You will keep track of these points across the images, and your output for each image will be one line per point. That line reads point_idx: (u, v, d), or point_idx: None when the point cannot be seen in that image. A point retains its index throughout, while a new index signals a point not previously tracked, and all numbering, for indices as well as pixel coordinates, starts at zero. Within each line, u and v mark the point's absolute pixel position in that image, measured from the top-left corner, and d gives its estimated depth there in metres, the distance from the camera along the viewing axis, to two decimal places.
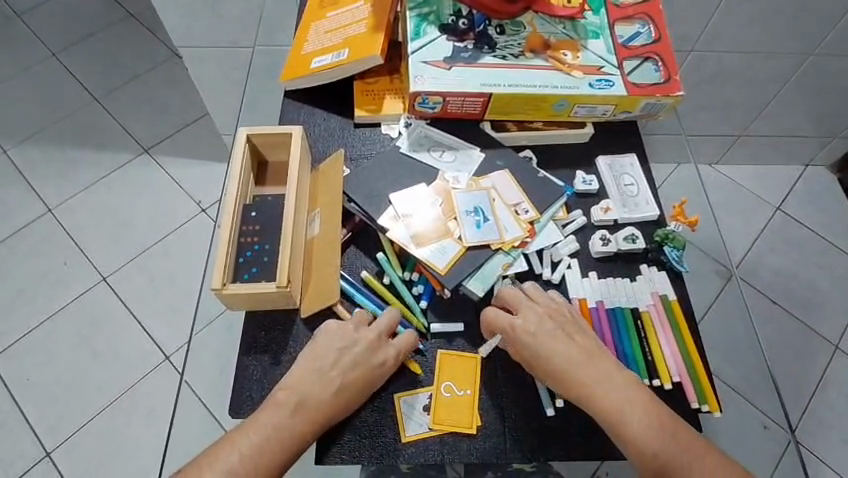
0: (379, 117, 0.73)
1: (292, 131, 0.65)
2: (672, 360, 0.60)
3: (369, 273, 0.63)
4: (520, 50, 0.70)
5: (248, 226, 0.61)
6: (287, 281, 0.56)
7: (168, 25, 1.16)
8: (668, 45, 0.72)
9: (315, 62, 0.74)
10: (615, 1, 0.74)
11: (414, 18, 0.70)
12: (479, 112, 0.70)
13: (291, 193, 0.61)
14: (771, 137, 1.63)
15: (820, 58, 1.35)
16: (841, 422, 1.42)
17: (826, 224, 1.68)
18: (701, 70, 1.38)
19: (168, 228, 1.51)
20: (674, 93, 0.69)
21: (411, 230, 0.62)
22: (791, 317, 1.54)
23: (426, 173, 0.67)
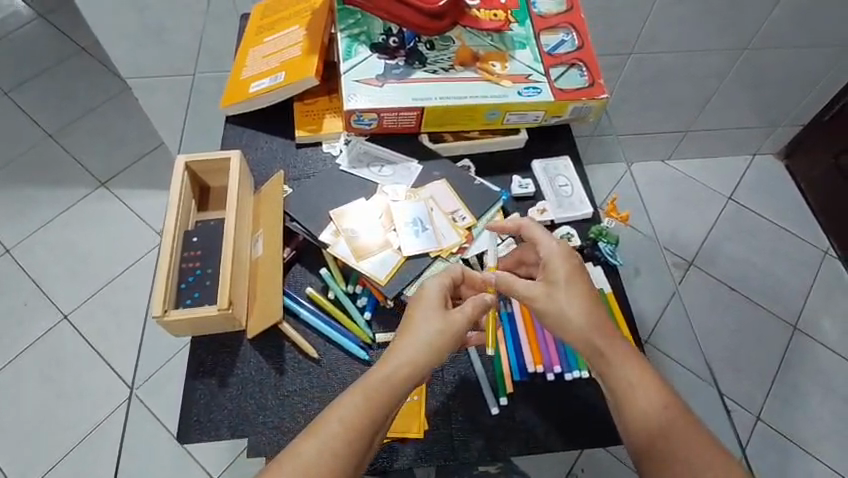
0: (319, 136, 0.74)
1: (230, 155, 0.66)
2: None
3: (314, 289, 0.64)
4: (450, 64, 0.72)
5: (190, 252, 0.62)
6: (229, 303, 0.57)
7: (116, 57, 1.16)
8: (591, 51, 0.75)
9: (253, 87, 0.76)
10: (539, 12, 0.77)
11: (345, 39, 0.72)
12: (414, 126, 0.72)
13: (231, 216, 0.62)
14: (717, 129, 1.70)
15: (753, 52, 1.42)
16: (804, 400, 1.47)
17: (777, 209, 1.74)
18: (643, 71, 1.44)
19: (131, 260, 1.49)
20: (598, 96, 0.72)
21: (352, 244, 0.63)
22: (750, 302, 1.59)
23: (366, 188, 0.69)
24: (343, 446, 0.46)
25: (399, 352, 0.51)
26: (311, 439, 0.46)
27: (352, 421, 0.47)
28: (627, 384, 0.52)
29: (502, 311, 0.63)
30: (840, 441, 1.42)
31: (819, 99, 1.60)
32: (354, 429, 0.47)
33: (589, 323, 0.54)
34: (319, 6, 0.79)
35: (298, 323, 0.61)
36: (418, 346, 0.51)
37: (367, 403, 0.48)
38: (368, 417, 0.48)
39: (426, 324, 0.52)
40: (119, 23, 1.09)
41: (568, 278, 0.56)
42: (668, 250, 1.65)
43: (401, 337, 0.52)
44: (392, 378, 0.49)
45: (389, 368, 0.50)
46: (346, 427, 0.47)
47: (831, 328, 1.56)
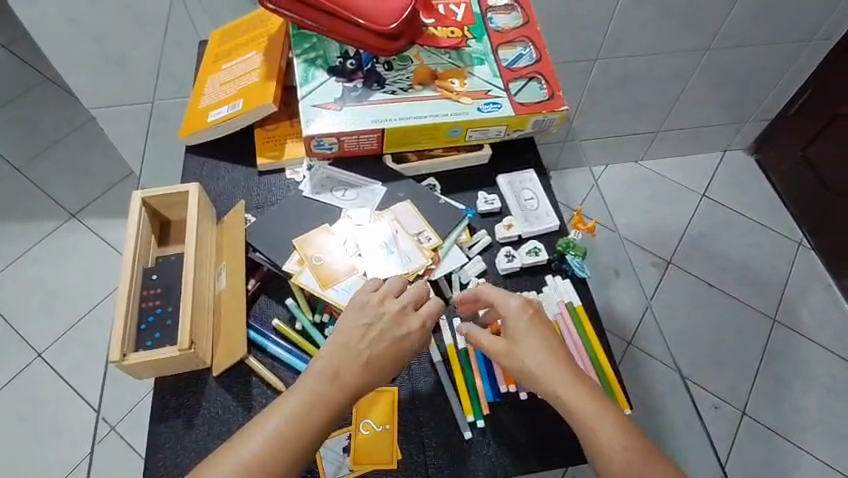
0: (282, 162, 0.73)
1: (189, 189, 0.65)
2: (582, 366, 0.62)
3: (280, 320, 0.62)
4: (409, 83, 0.72)
5: (150, 290, 0.60)
6: (190, 343, 0.55)
7: (78, 88, 1.14)
8: (549, 63, 0.75)
9: (211, 116, 0.75)
10: (495, 27, 0.78)
11: (302, 64, 0.72)
12: (376, 148, 0.71)
13: (191, 251, 0.61)
14: (687, 128, 1.72)
15: (715, 52, 1.44)
16: (788, 391, 1.48)
17: (749, 203, 1.77)
18: (609, 75, 1.45)
19: (106, 291, 1.46)
20: (558, 108, 0.72)
21: (317, 272, 0.62)
22: (729, 297, 1.61)
23: (329, 214, 0.68)
24: (289, 436, 0.48)
25: (346, 354, 0.52)
26: (256, 430, 0.49)
27: (299, 412, 0.49)
28: (594, 420, 0.51)
29: None
30: (826, 430, 1.44)
31: (783, 93, 1.64)
32: (300, 420, 0.49)
33: (556, 373, 0.53)
34: (275, 32, 0.79)
35: (265, 357, 0.60)
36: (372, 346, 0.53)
37: (315, 397, 0.50)
38: (316, 411, 0.50)
39: (384, 334, 0.54)
40: (78, 54, 1.07)
41: (531, 333, 0.55)
42: (646, 250, 1.66)
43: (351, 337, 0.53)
44: (341, 380, 0.51)
45: (340, 370, 0.51)
46: (290, 419, 0.49)
47: (808, 318, 1.59)
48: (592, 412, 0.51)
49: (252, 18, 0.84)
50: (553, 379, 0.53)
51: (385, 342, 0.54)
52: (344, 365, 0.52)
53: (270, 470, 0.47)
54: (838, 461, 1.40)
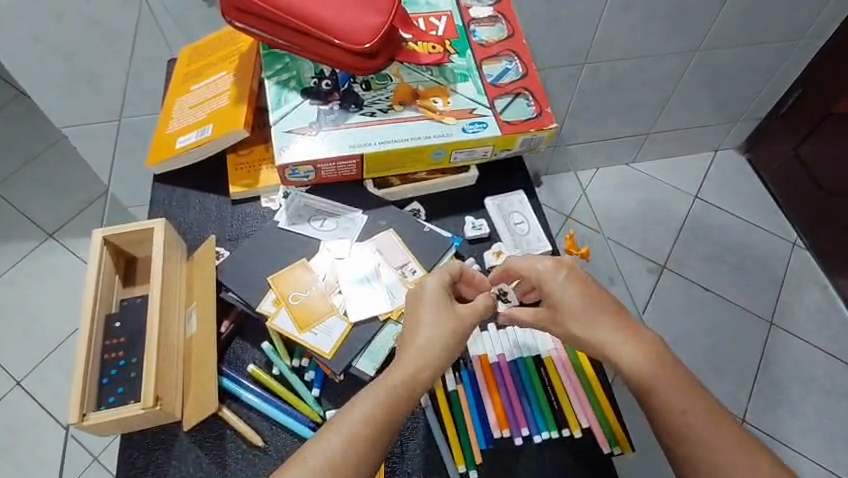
0: (256, 190, 0.69)
1: (154, 225, 0.60)
2: (579, 405, 0.57)
3: (256, 365, 0.58)
4: (389, 104, 0.68)
5: (113, 339, 0.56)
6: (155, 400, 0.51)
7: (46, 107, 1.09)
8: (536, 78, 0.72)
9: (179, 142, 0.70)
10: (479, 40, 0.74)
11: (274, 86, 0.68)
12: (355, 174, 0.67)
13: (157, 294, 0.57)
14: (678, 129, 1.68)
15: (705, 53, 1.41)
16: (787, 396, 1.46)
17: (743, 204, 1.73)
18: (599, 78, 1.41)
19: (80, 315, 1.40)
20: (547, 126, 0.69)
21: (295, 313, 0.58)
22: (724, 300, 1.58)
23: (307, 247, 0.64)
24: (353, 449, 0.45)
25: (415, 356, 0.50)
26: (329, 435, 0.45)
27: (373, 421, 0.46)
28: (644, 371, 0.50)
29: (462, 371, 0.58)
30: (825, 435, 1.42)
31: (773, 92, 1.61)
32: (373, 425, 0.46)
33: (598, 327, 0.53)
34: (246, 50, 0.74)
35: (241, 407, 0.56)
36: (434, 344, 0.51)
37: (387, 399, 0.47)
38: (389, 414, 0.47)
39: (433, 325, 0.52)
40: (44, 72, 1.02)
41: (569, 293, 0.54)
42: (641, 256, 1.63)
43: (416, 340, 0.51)
44: (407, 379, 0.49)
45: (404, 367, 0.49)
46: (364, 424, 0.46)
47: (804, 320, 1.56)
48: (620, 351, 0.51)
49: (223, 36, 0.79)
50: (595, 338, 0.52)
51: (439, 334, 0.51)
52: (406, 364, 0.50)
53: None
54: (839, 466, 1.38)
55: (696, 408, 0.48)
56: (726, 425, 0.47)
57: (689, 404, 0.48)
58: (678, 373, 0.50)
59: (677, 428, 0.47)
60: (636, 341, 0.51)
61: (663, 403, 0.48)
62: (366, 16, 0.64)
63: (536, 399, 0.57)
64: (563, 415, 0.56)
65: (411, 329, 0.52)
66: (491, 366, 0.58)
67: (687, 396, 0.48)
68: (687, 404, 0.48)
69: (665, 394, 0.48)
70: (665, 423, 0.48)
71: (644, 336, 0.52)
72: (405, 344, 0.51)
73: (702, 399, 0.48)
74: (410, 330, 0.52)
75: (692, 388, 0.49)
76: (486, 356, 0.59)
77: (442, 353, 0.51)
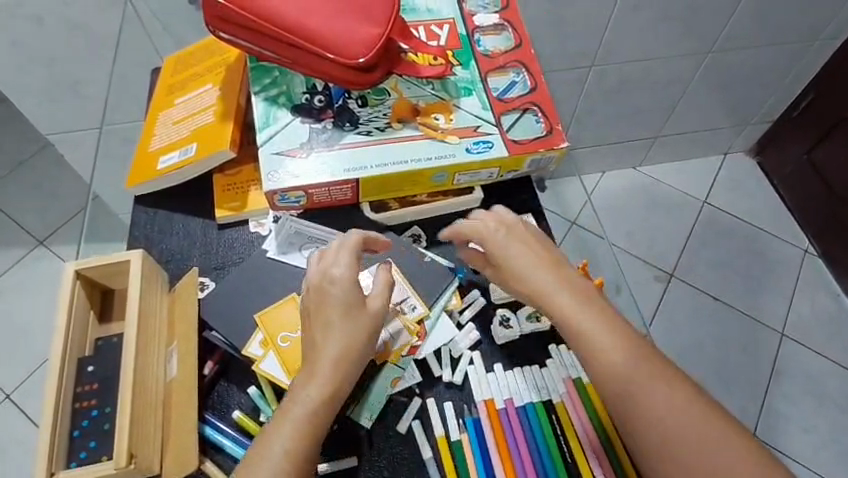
0: (244, 214, 0.64)
1: (130, 257, 0.55)
2: (593, 455, 0.53)
3: (243, 412, 0.54)
4: (387, 121, 0.62)
5: (85, 386, 0.52)
6: (128, 458, 0.47)
7: (28, 114, 1.03)
8: (546, 92, 0.66)
9: (161, 162, 0.65)
10: (484, 51, 0.68)
11: (262, 103, 0.62)
12: (352, 197, 0.62)
13: (132, 335, 0.52)
14: (687, 133, 1.61)
15: (717, 54, 1.35)
16: (798, 410, 1.41)
17: (754, 209, 1.68)
18: (606, 81, 1.35)
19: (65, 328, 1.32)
20: (557, 145, 0.63)
21: (283, 357, 0.53)
22: (734, 310, 1.53)
23: (298, 279, 0.59)
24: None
25: (327, 361, 0.47)
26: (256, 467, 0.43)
27: (297, 445, 0.44)
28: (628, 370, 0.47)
29: (466, 418, 0.54)
30: (838, 450, 1.37)
31: (785, 94, 1.55)
32: (300, 449, 0.44)
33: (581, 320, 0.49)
34: (234, 62, 0.69)
35: (226, 460, 0.52)
36: (344, 345, 0.48)
37: (307, 419, 0.45)
38: (313, 431, 0.45)
39: (341, 322, 0.48)
40: (23, 78, 0.96)
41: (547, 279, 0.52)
42: (648, 263, 1.57)
43: (322, 344, 0.48)
44: (324, 389, 0.46)
45: (319, 379, 0.47)
46: (289, 452, 0.44)
47: (816, 331, 1.52)
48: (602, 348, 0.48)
49: (210, 44, 0.73)
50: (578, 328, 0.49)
51: (347, 331, 0.48)
52: (319, 375, 0.47)
53: None
54: None
55: (688, 407, 0.45)
56: (719, 425, 0.45)
57: (681, 404, 0.45)
58: (668, 368, 0.47)
59: (668, 433, 0.45)
60: (614, 334, 0.48)
61: (650, 408, 0.45)
62: (363, 28, 0.58)
63: (546, 448, 0.53)
64: (576, 467, 0.52)
65: (318, 334, 0.48)
66: (497, 412, 0.54)
67: (681, 397, 0.45)
68: (679, 402, 0.45)
69: (655, 398, 0.46)
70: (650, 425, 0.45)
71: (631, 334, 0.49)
72: (314, 352, 0.48)
73: (694, 396, 0.46)
74: (317, 335, 0.48)
75: (681, 382, 0.47)
76: (493, 402, 0.54)
77: (357, 354, 0.48)
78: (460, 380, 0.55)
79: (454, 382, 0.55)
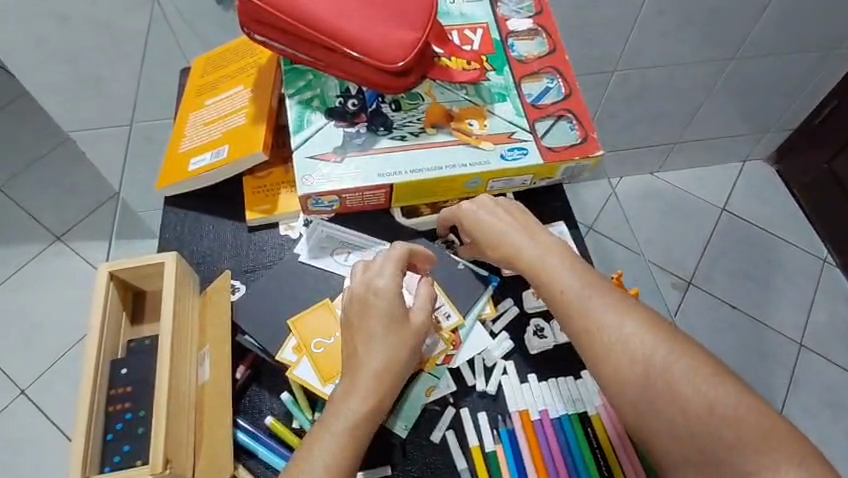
0: (275, 216, 0.64)
1: (164, 259, 0.55)
2: (629, 468, 0.52)
3: (275, 417, 0.53)
4: (420, 126, 0.62)
5: (118, 388, 0.52)
6: (164, 463, 0.46)
7: (52, 110, 1.03)
8: (580, 99, 0.65)
9: (192, 164, 0.65)
10: (518, 56, 0.67)
11: (295, 106, 0.62)
12: (384, 202, 0.62)
13: (167, 337, 0.51)
14: (707, 139, 1.60)
15: (740, 61, 1.34)
16: (817, 422, 1.39)
17: (772, 218, 1.66)
18: (627, 87, 1.34)
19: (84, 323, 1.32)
20: (593, 153, 0.63)
21: (317, 362, 0.53)
22: (751, 320, 1.51)
23: (329, 284, 0.59)
24: None
25: (369, 373, 0.48)
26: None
27: (339, 456, 0.45)
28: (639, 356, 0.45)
29: (501, 429, 0.53)
30: None
31: (807, 103, 1.53)
32: (341, 464, 0.44)
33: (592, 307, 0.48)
34: (266, 64, 0.69)
35: (258, 466, 0.51)
36: (387, 358, 0.48)
37: (349, 433, 0.46)
38: (356, 444, 0.45)
39: (383, 335, 0.49)
40: (49, 76, 0.97)
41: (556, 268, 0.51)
42: (666, 270, 1.56)
43: (364, 356, 0.48)
44: (367, 402, 0.47)
45: (360, 392, 0.47)
46: (331, 466, 0.44)
47: (835, 342, 1.50)
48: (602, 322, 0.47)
49: (242, 45, 0.73)
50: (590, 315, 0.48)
51: (390, 345, 0.49)
52: (362, 388, 0.47)
53: None
54: None
55: (695, 375, 0.44)
56: (729, 392, 0.43)
57: (686, 371, 0.44)
58: (674, 336, 0.46)
59: (670, 402, 0.43)
60: (617, 309, 0.47)
61: (662, 387, 0.44)
62: (399, 32, 0.58)
63: (582, 461, 0.52)
64: None
65: (361, 347, 0.49)
66: (532, 423, 0.53)
67: (693, 373, 0.44)
68: (685, 369, 0.44)
69: (657, 366, 0.44)
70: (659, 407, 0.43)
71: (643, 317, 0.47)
72: (357, 366, 0.48)
73: (702, 364, 0.44)
74: (359, 348, 0.49)
75: (686, 348, 0.45)
76: (527, 412, 0.54)
77: (399, 370, 0.49)
78: (494, 389, 0.55)
79: (488, 392, 0.55)
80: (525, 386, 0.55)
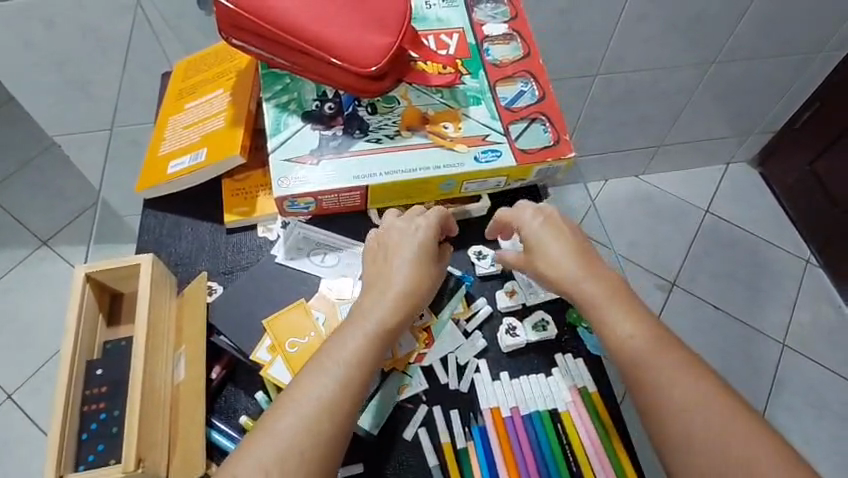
0: (253, 218, 0.65)
1: (141, 260, 0.55)
2: (598, 464, 0.53)
3: (249, 416, 0.54)
4: (396, 129, 0.63)
5: (93, 389, 0.52)
6: (137, 461, 0.47)
7: (39, 116, 1.03)
8: (554, 102, 0.67)
9: (171, 167, 0.65)
10: (493, 60, 0.69)
11: (272, 110, 0.63)
12: (360, 204, 0.63)
13: (142, 337, 0.52)
14: (690, 142, 1.62)
15: (721, 65, 1.36)
16: (799, 421, 1.41)
17: (755, 219, 1.68)
18: (610, 90, 1.36)
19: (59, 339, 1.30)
20: (565, 155, 0.64)
21: (291, 361, 0.54)
22: (736, 321, 1.53)
23: (305, 285, 0.60)
24: (337, 396, 0.46)
25: (395, 291, 0.52)
26: (311, 386, 0.46)
27: (357, 358, 0.48)
28: (654, 366, 0.48)
29: (473, 426, 0.54)
30: (840, 462, 1.37)
31: (788, 106, 1.55)
32: (360, 361, 0.48)
33: (606, 314, 0.52)
34: (244, 68, 0.69)
35: None
36: (411, 281, 0.53)
37: (371, 337, 0.49)
38: (373, 352, 0.49)
39: (410, 258, 0.54)
40: (34, 80, 0.96)
41: (573, 272, 0.54)
42: (650, 272, 1.57)
43: (390, 275, 0.53)
44: (388, 316, 0.51)
45: (385, 307, 0.51)
46: (351, 361, 0.48)
47: (817, 342, 1.52)
48: (616, 329, 0.51)
49: (223, 49, 0.74)
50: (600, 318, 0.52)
51: (414, 268, 0.53)
52: (387, 301, 0.51)
53: (322, 429, 0.44)
54: None
55: (696, 399, 0.46)
56: (731, 426, 0.45)
57: (689, 395, 0.47)
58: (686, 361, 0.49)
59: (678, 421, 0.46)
60: (633, 321, 0.51)
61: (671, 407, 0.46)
62: (375, 36, 0.58)
63: (552, 457, 0.53)
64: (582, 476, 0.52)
65: (389, 268, 0.53)
66: (503, 420, 0.54)
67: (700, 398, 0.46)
68: (688, 393, 0.47)
69: (670, 389, 0.47)
70: (666, 426, 0.46)
71: (658, 333, 0.50)
72: (385, 285, 0.52)
73: (709, 391, 0.47)
74: (388, 270, 0.53)
75: (692, 378, 0.48)
76: (498, 409, 0.55)
77: (419, 293, 0.53)
78: (466, 388, 0.56)
79: (461, 390, 0.56)
80: (497, 385, 0.56)
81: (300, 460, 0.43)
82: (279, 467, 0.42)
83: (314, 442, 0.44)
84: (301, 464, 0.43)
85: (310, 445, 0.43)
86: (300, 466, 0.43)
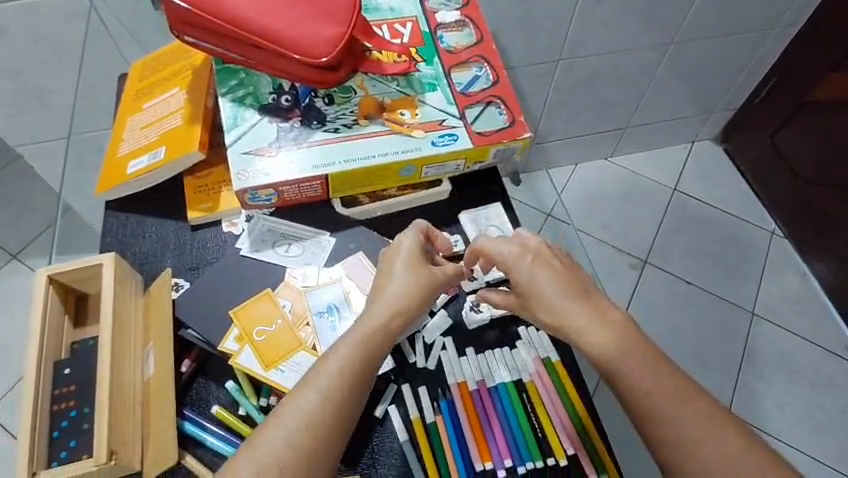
0: (216, 214, 0.65)
1: (104, 260, 0.56)
2: (563, 430, 0.55)
3: (222, 406, 0.56)
4: (354, 118, 0.64)
5: (61, 388, 0.53)
6: (109, 454, 0.48)
7: None
8: (508, 86, 0.68)
9: (131, 167, 0.65)
10: (447, 47, 0.70)
11: (229, 104, 0.63)
12: (322, 193, 0.64)
13: (108, 336, 0.53)
14: (656, 122, 1.65)
15: (679, 46, 1.39)
16: (768, 386, 1.46)
17: (722, 195, 1.72)
18: (573, 76, 1.39)
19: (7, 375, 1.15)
20: (520, 135, 0.66)
21: (259, 349, 0.56)
22: (708, 294, 1.57)
23: (272, 276, 0.62)
24: (336, 389, 0.46)
25: (397, 291, 0.53)
26: (314, 379, 0.47)
27: (358, 355, 0.49)
28: (656, 390, 0.47)
29: (441, 401, 0.56)
30: (811, 424, 1.43)
31: (748, 82, 1.59)
32: (369, 344, 0.50)
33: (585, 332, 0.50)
34: (201, 64, 0.70)
35: (207, 454, 0.54)
36: (409, 282, 0.54)
37: (380, 322, 0.51)
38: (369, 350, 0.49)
39: (408, 261, 0.55)
40: None
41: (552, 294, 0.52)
42: (623, 251, 1.61)
43: (391, 276, 0.54)
44: (389, 315, 0.52)
45: (384, 308, 0.52)
46: (361, 345, 0.49)
47: (785, 310, 1.57)
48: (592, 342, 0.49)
49: (178, 47, 0.74)
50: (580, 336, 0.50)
51: (413, 270, 0.54)
52: (388, 302, 0.52)
53: (318, 418, 0.45)
54: (827, 456, 1.39)
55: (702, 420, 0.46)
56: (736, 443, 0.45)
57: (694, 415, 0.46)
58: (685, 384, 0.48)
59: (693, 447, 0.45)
60: (612, 339, 0.49)
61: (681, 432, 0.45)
62: (325, 28, 0.59)
63: (518, 426, 0.55)
64: (547, 443, 0.55)
65: (390, 270, 0.55)
66: (470, 394, 0.56)
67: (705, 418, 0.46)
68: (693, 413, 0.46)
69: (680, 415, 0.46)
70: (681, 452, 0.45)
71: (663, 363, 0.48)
72: (386, 288, 0.53)
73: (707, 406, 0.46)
74: (390, 272, 0.55)
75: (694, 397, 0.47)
76: (465, 384, 0.57)
77: (430, 274, 0.55)
78: (434, 365, 0.58)
79: (428, 367, 0.58)
80: (461, 360, 0.58)
81: (295, 448, 0.44)
82: (293, 437, 0.44)
83: (312, 428, 0.45)
84: (313, 436, 0.44)
85: (321, 409, 0.45)
86: (313, 435, 0.44)
